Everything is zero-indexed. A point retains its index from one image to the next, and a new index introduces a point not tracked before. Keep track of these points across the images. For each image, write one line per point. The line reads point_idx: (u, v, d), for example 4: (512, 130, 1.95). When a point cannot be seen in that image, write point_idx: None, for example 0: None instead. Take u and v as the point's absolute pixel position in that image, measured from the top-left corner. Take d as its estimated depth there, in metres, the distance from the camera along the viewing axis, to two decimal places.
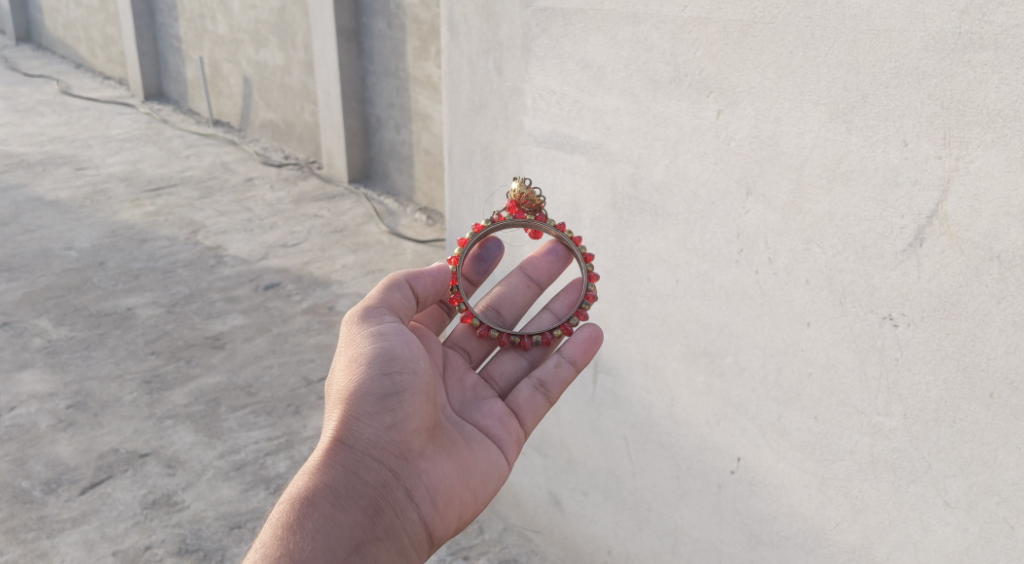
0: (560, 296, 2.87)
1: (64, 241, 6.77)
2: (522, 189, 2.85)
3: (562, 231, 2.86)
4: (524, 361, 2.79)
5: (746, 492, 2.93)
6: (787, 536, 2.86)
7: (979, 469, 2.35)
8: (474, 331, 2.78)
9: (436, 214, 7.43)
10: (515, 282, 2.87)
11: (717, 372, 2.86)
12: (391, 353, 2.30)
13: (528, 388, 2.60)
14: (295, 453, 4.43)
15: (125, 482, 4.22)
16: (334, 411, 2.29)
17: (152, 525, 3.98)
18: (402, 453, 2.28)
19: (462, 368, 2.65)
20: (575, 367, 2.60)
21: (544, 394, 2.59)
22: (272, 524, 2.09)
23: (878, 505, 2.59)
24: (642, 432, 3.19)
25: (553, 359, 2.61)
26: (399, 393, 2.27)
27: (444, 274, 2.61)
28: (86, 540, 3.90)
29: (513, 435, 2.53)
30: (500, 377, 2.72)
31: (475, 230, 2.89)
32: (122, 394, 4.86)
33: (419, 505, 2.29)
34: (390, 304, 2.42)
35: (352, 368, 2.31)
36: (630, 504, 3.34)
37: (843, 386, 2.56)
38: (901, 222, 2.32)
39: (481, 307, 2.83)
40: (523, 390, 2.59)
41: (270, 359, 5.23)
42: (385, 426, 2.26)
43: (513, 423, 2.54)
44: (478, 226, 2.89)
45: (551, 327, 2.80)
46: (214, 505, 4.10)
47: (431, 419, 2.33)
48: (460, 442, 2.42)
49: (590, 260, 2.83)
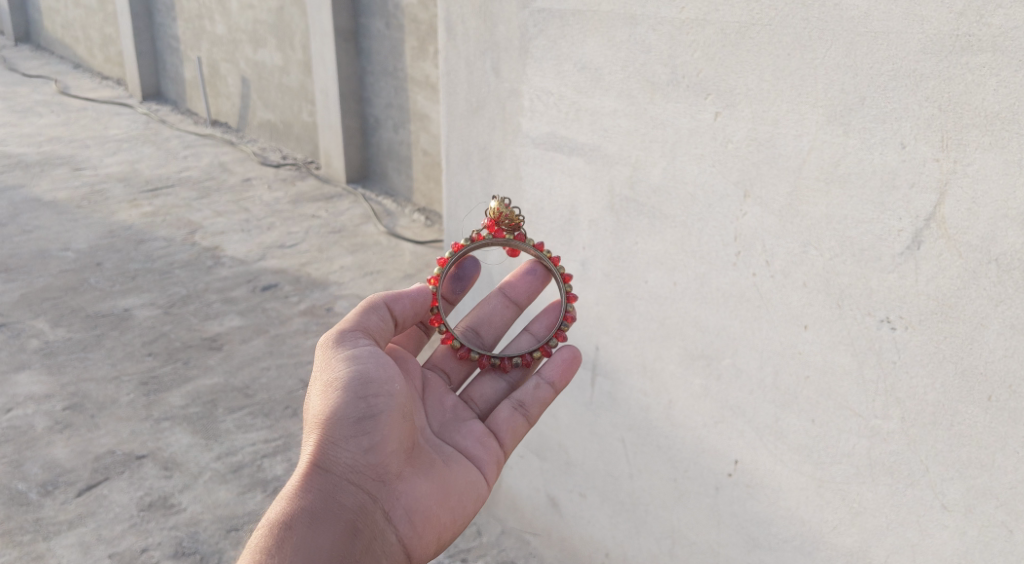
0: (539, 316, 2.86)
1: (62, 242, 6.75)
2: (502, 208, 2.86)
3: (541, 250, 2.88)
4: (503, 382, 2.78)
5: (743, 494, 2.92)
6: (785, 539, 2.85)
7: (977, 472, 2.35)
8: (454, 352, 2.78)
9: (434, 214, 7.42)
10: (494, 302, 2.85)
11: (714, 375, 2.86)
12: (367, 373, 2.30)
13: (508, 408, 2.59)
14: (292, 456, 4.42)
15: (122, 484, 4.21)
16: (310, 435, 2.28)
17: (148, 528, 3.97)
18: (379, 475, 2.27)
19: (443, 388, 2.64)
20: (554, 388, 2.62)
21: (524, 415, 2.59)
22: (249, 550, 2.07)
23: (875, 508, 2.58)
24: (639, 435, 3.18)
25: (532, 381, 2.62)
26: (375, 413, 2.27)
27: (423, 295, 2.61)
28: (81, 543, 3.89)
29: (493, 455, 2.52)
30: (479, 399, 2.72)
31: (454, 249, 2.89)
32: (119, 395, 4.85)
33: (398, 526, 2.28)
34: (367, 326, 2.42)
35: (327, 392, 2.30)
36: (627, 506, 3.33)
37: (842, 389, 2.55)
38: (899, 225, 2.31)
39: (461, 328, 2.82)
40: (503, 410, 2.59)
41: (268, 360, 5.22)
42: (361, 447, 2.25)
43: (493, 444, 2.53)
44: (457, 246, 2.89)
45: (530, 348, 2.79)
46: (211, 507, 4.09)
47: (408, 441, 2.33)
48: (438, 462, 2.41)
49: (568, 281, 2.87)
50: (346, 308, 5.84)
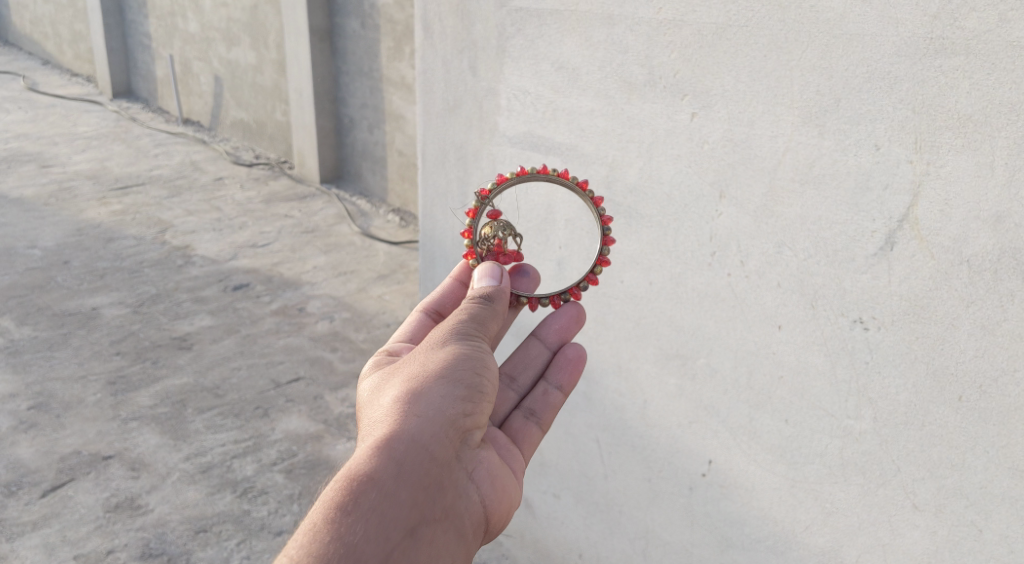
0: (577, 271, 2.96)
1: (28, 239, 6.64)
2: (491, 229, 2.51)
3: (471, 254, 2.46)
4: (513, 394, 2.46)
5: (716, 495, 2.93)
6: (757, 539, 2.86)
7: (947, 472, 2.36)
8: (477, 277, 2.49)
9: (409, 215, 7.40)
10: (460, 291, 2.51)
11: (688, 375, 2.87)
12: (479, 357, 2.04)
13: (533, 377, 2.50)
14: (263, 456, 4.39)
15: (88, 484, 4.15)
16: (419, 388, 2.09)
17: (114, 528, 3.91)
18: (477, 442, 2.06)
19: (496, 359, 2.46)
20: (564, 393, 2.46)
21: (560, 386, 2.46)
22: (320, 505, 1.71)
23: (848, 508, 2.60)
24: (614, 435, 3.18)
25: (530, 342, 2.54)
26: (481, 390, 2.01)
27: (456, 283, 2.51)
28: (45, 544, 3.82)
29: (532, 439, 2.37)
30: (518, 371, 2.51)
31: (481, 195, 2.48)
32: (86, 395, 4.77)
33: (523, 450, 2.34)
34: (480, 321, 2.12)
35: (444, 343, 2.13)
36: (601, 507, 3.33)
37: (814, 389, 2.57)
38: (873, 226, 2.33)
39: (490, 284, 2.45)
40: (525, 379, 2.50)
41: (239, 360, 5.16)
42: (460, 416, 1.97)
43: (533, 426, 2.38)
44: (471, 207, 2.47)
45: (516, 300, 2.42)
46: (179, 508, 4.04)
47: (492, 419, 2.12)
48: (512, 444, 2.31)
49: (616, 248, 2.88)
50: (319, 308, 5.80)
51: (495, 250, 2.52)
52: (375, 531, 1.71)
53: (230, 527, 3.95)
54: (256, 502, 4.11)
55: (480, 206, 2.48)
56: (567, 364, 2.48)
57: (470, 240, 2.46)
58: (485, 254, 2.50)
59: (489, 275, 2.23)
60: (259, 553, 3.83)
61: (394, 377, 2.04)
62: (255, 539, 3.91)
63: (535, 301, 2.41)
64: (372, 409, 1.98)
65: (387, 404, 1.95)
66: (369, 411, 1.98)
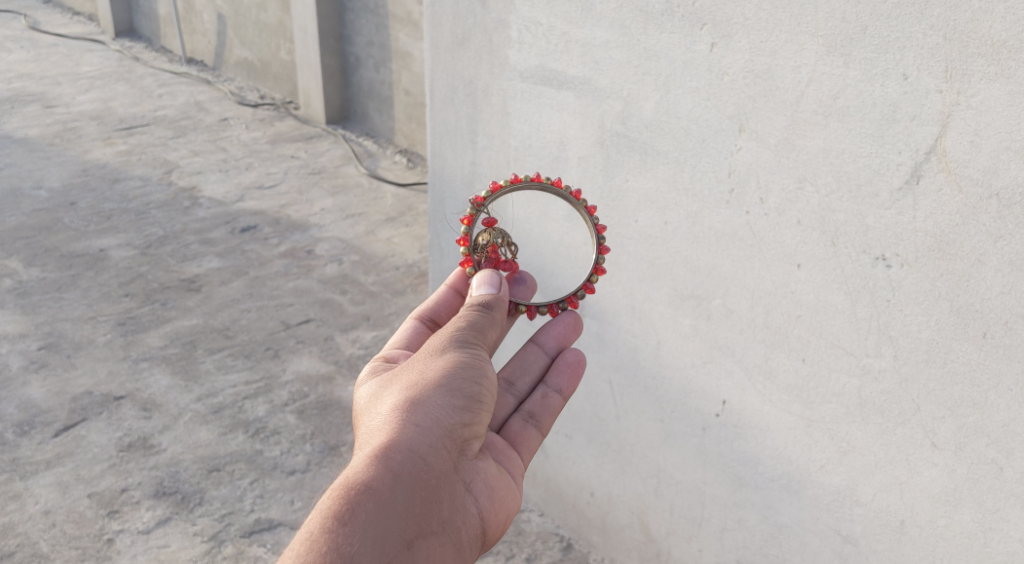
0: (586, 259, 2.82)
1: (34, 180, 6.59)
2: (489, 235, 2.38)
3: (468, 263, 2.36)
4: (511, 400, 2.38)
5: (730, 434, 2.91)
6: (771, 478, 2.84)
7: (968, 411, 2.32)
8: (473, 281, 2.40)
9: (417, 156, 7.31)
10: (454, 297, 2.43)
11: (704, 315, 2.83)
12: (477, 366, 1.97)
13: (532, 384, 2.43)
14: (274, 397, 4.39)
15: (100, 424, 4.16)
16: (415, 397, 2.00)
17: (128, 467, 3.92)
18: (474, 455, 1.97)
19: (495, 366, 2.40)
20: (563, 398, 2.38)
21: (560, 391, 2.38)
22: (318, 513, 1.60)
23: (865, 446, 2.57)
24: (627, 376, 3.15)
25: (527, 349, 2.46)
26: (481, 399, 1.94)
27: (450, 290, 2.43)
28: (59, 483, 3.84)
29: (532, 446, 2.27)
30: (515, 377, 2.43)
31: (476, 203, 2.34)
32: (96, 336, 4.76)
33: (523, 456, 2.23)
34: (478, 330, 2.06)
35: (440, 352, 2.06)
36: (613, 447, 3.32)
37: (833, 328, 2.52)
38: (899, 159, 2.26)
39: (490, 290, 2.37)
40: (524, 386, 2.42)
41: (248, 302, 5.13)
42: (459, 426, 1.88)
43: (533, 430, 2.28)
44: (466, 215, 2.33)
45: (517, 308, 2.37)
46: (192, 448, 4.05)
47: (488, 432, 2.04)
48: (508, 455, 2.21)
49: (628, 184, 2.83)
50: (327, 250, 5.76)
51: (494, 258, 2.40)
52: (375, 542, 1.60)
53: (243, 466, 3.96)
54: (268, 442, 4.11)
55: (476, 213, 2.34)
56: (566, 370, 2.41)
57: (468, 248, 2.34)
58: (483, 261, 2.39)
59: (486, 284, 2.20)
60: (272, 492, 3.85)
61: (391, 387, 1.96)
62: (268, 478, 3.92)
63: (534, 309, 2.36)
64: (369, 418, 1.89)
65: (385, 413, 1.87)
66: (365, 421, 1.90)
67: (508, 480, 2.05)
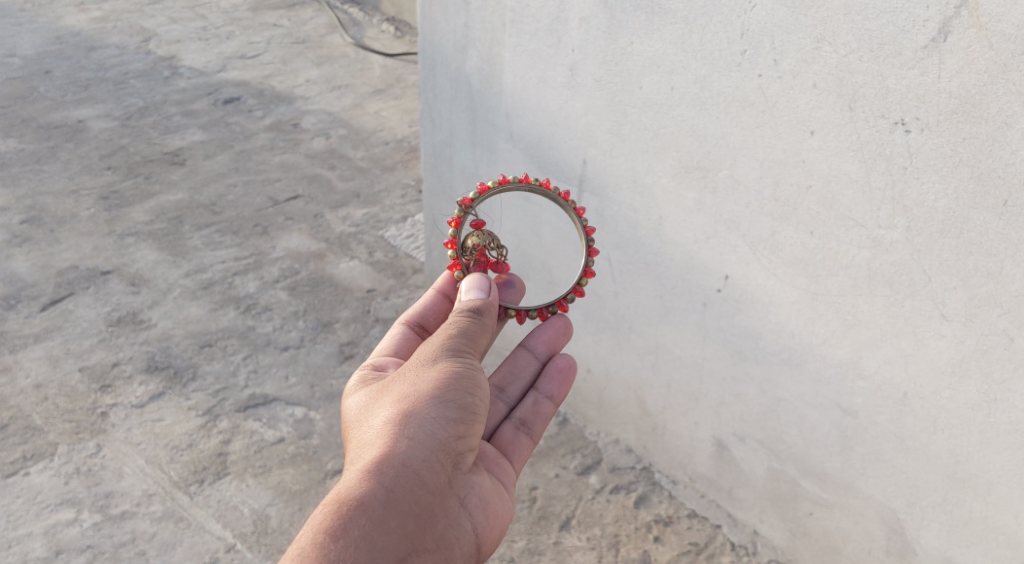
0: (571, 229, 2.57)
1: (6, 47, 6.32)
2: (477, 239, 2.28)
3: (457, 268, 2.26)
4: (502, 406, 2.33)
5: (731, 310, 2.84)
6: (772, 353, 2.78)
7: (982, 281, 2.24)
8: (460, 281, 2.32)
9: (405, 26, 7.02)
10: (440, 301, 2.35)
11: (709, 187, 2.73)
12: (471, 376, 1.92)
13: (522, 389, 2.37)
14: (265, 274, 4.30)
15: (88, 299, 4.08)
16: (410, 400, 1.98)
17: (118, 342, 3.87)
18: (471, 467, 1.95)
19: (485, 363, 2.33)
20: (555, 403, 2.33)
21: (551, 396, 2.33)
22: (310, 526, 1.64)
23: (870, 320, 2.48)
24: (626, 252, 3.07)
25: (517, 354, 2.40)
26: (474, 410, 1.90)
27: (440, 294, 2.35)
28: (50, 357, 3.79)
29: (524, 453, 2.24)
30: (506, 383, 2.38)
31: (464, 205, 2.24)
32: (79, 210, 4.64)
33: (514, 464, 2.20)
34: (471, 337, 2.00)
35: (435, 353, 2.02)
36: (611, 324, 3.27)
37: (844, 199, 2.43)
38: (926, 14, 2.13)
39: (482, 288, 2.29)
40: (515, 391, 2.37)
41: (234, 177, 4.99)
42: (453, 439, 1.86)
43: (526, 439, 2.24)
44: (453, 218, 2.24)
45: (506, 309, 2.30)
46: (183, 324, 3.99)
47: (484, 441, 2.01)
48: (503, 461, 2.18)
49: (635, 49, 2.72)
50: (314, 123, 5.58)
51: (482, 260, 2.30)
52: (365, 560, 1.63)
53: (235, 343, 3.92)
54: (260, 319, 4.06)
55: (463, 215, 2.25)
56: (556, 376, 2.36)
57: (456, 251, 2.24)
58: (471, 264, 2.29)
59: (477, 287, 2.10)
60: (266, 368, 3.82)
61: (383, 396, 1.93)
62: (261, 354, 3.89)
63: (523, 314, 2.29)
64: (363, 430, 1.88)
65: (377, 428, 1.84)
66: (359, 431, 1.89)
67: (502, 492, 2.02)
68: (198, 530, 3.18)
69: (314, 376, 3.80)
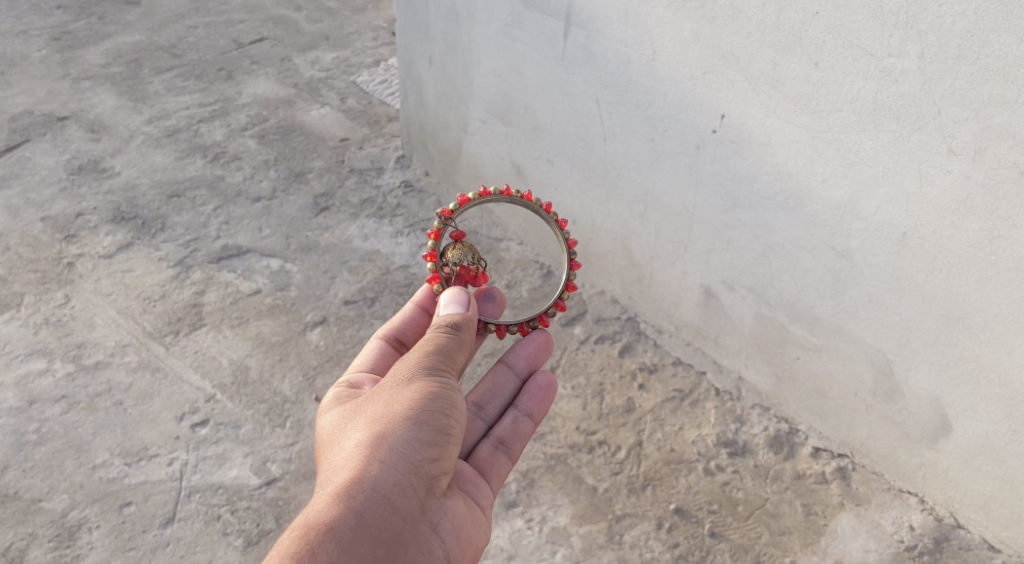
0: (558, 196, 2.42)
1: None
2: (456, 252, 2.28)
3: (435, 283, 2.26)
4: (482, 422, 2.24)
5: (727, 153, 2.73)
6: (767, 197, 2.68)
7: (996, 111, 2.14)
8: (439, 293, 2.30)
9: None
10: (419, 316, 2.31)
11: (707, 18, 2.59)
12: (445, 398, 1.89)
13: (501, 406, 2.27)
14: (232, 122, 4.11)
15: (45, 147, 3.92)
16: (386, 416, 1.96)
17: (81, 192, 3.72)
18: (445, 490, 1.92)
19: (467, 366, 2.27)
20: (535, 421, 2.23)
21: (531, 415, 2.23)
22: (278, 550, 1.64)
23: (873, 158, 2.39)
24: (617, 92, 2.93)
25: (496, 370, 2.31)
26: (448, 432, 1.88)
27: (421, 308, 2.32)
28: (9, 207, 3.65)
29: (502, 473, 2.15)
30: (485, 397, 2.28)
31: (442, 216, 2.26)
32: (30, 51, 4.47)
33: (492, 484, 2.12)
34: (447, 354, 1.97)
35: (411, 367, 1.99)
36: (599, 172, 3.15)
37: (854, 26, 2.29)
38: None
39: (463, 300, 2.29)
40: (495, 408, 2.27)
41: (195, 19, 4.76)
42: (425, 462, 1.83)
43: (503, 458, 2.16)
44: (432, 228, 2.26)
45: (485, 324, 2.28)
46: (148, 173, 3.83)
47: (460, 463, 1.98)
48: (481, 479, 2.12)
49: None
50: None
51: (461, 273, 2.30)
52: None
53: (204, 194, 3.76)
54: (230, 168, 3.90)
55: (443, 227, 2.27)
56: (537, 393, 2.24)
57: (434, 263, 2.25)
58: (452, 278, 2.30)
59: (455, 302, 2.09)
60: (237, 221, 3.68)
61: (358, 416, 1.92)
62: (232, 205, 3.75)
63: (504, 327, 2.27)
64: (336, 451, 1.87)
65: (350, 449, 1.84)
66: (333, 451, 1.87)
67: (477, 514, 1.98)
68: (176, 380, 3.15)
69: (288, 227, 3.68)
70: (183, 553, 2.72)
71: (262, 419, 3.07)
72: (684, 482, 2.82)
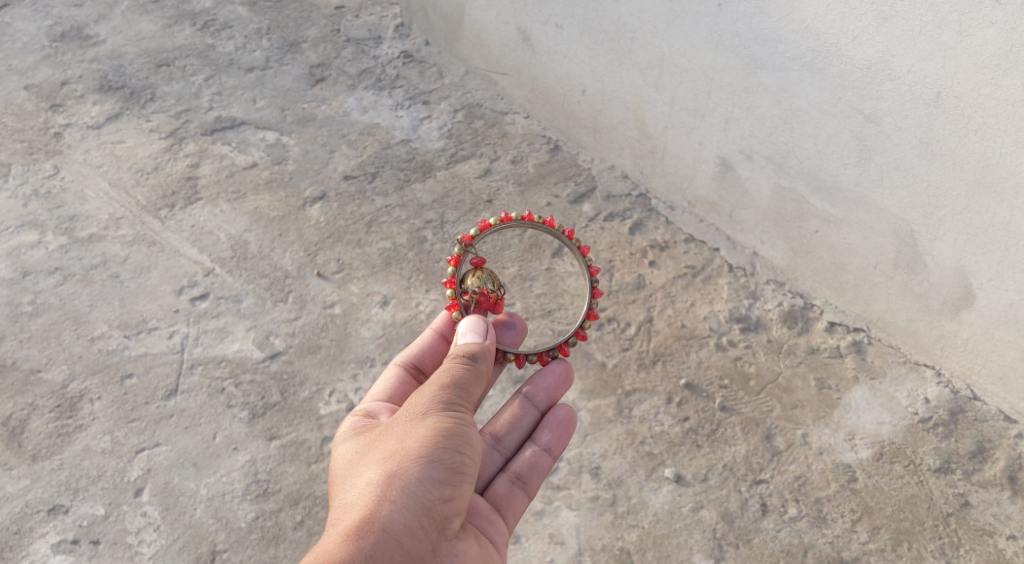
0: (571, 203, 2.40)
1: None
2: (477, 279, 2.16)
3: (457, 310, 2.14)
4: (499, 457, 2.11)
5: (750, 10, 2.63)
6: (791, 57, 2.59)
7: None
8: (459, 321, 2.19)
9: None
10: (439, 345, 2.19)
11: None
12: (463, 433, 1.75)
13: (519, 439, 2.13)
14: None
15: (26, 13, 4.09)
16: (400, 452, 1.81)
17: (66, 61, 3.78)
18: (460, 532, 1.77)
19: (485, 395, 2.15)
20: (554, 456, 2.09)
21: (551, 450, 2.09)
22: None
23: (909, 11, 2.30)
24: None
25: (516, 401, 2.16)
26: (464, 470, 1.73)
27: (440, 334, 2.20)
28: None
29: (516, 511, 2.03)
30: (503, 429, 2.14)
31: (464, 241, 2.17)
32: None
33: (505, 520, 2.00)
34: (464, 387, 1.84)
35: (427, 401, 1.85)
36: (611, 37, 3.04)
37: None
38: None
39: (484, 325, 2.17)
40: (513, 441, 2.13)
41: None
42: (439, 503, 1.69)
43: (519, 494, 2.03)
44: (453, 254, 2.17)
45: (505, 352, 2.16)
46: (135, 43, 3.87)
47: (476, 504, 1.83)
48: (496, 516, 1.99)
49: None
50: None
51: (484, 301, 2.16)
52: None
53: (194, 64, 3.78)
54: (220, 38, 3.93)
55: (463, 253, 2.17)
56: (556, 427, 2.10)
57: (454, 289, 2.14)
58: (472, 306, 2.17)
59: (473, 331, 1.96)
60: (230, 91, 3.66)
61: (371, 453, 1.77)
62: (224, 75, 3.73)
63: (522, 357, 2.15)
64: (346, 488, 1.73)
65: (361, 488, 1.69)
66: (343, 489, 1.73)
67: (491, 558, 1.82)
68: (174, 254, 3.09)
69: (284, 100, 3.62)
70: (187, 424, 2.70)
71: (264, 294, 3.02)
72: (696, 356, 2.78)
